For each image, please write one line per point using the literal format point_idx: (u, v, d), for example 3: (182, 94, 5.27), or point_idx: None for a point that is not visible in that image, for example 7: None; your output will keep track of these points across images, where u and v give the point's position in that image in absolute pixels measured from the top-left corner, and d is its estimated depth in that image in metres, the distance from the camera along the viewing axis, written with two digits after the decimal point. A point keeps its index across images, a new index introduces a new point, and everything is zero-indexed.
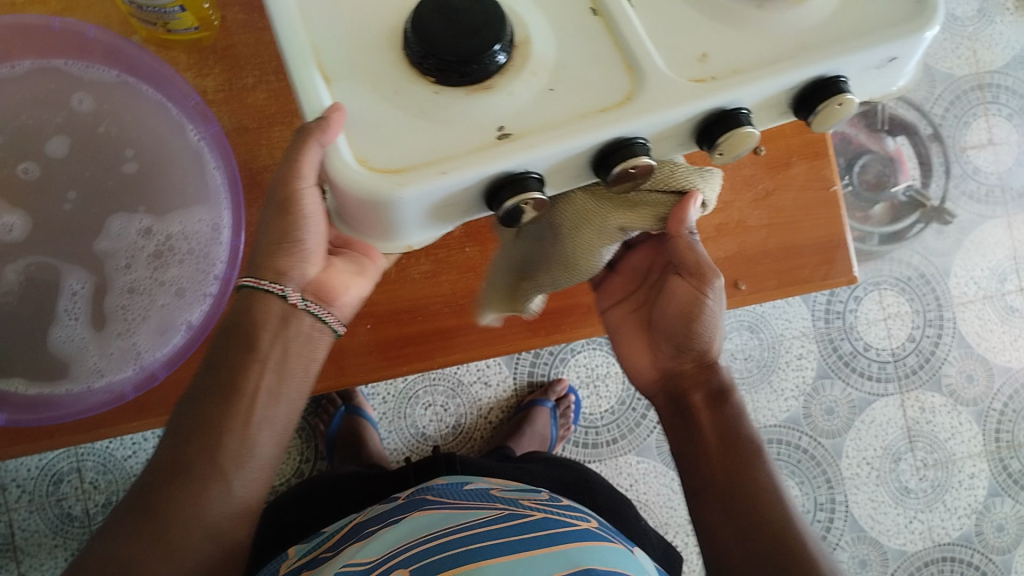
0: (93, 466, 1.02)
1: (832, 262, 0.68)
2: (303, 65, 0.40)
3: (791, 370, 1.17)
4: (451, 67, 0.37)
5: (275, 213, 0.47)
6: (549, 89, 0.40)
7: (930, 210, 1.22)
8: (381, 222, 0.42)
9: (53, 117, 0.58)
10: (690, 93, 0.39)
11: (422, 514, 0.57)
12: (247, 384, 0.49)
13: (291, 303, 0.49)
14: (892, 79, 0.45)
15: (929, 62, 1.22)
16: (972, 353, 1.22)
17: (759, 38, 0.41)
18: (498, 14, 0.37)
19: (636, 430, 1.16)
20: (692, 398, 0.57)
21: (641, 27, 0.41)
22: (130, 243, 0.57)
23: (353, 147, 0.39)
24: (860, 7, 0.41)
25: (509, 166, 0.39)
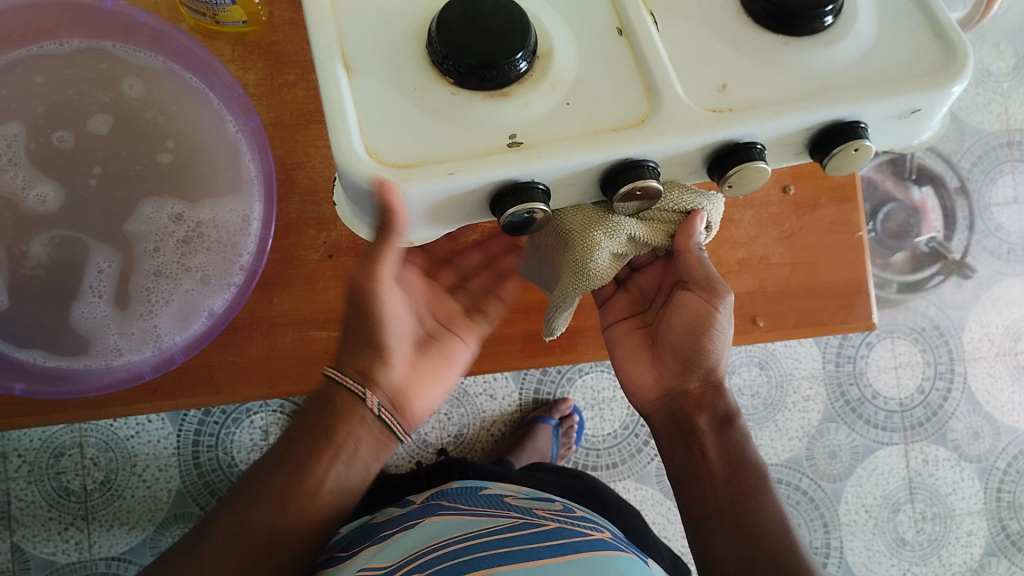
0: (95, 443, 1.03)
1: (851, 306, 0.68)
2: (329, 55, 0.42)
3: (796, 411, 1.17)
4: (473, 71, 0.40)
5: (359, 315, 0.49)
6: (566, 102, 0.42)
7: (949, 263, 1.22)
8: (385, 216, 0.45)
9: (101, 97, 0.59)
10: (705, 120, 0.42)
11: (438, 519, 0.57)
12: (318, 467, 0.51)
13: (370, 406, 0.50)
14: (919, 129, 0.47)
15: (960, 115, 1.22)
16: (980, 410, 1.21)
17: (784, 74, 0.43)
18: (521, 25, 0.40)
19: (637, 456, 1.16)
20: (697, 420, 0.57)
21: (665, 52, 0.43)
22: (160, 226, 0.58)
23: (366, 140, 0.41)
24: (885, 57, 0.44)
25: (515, 173, 0.41)
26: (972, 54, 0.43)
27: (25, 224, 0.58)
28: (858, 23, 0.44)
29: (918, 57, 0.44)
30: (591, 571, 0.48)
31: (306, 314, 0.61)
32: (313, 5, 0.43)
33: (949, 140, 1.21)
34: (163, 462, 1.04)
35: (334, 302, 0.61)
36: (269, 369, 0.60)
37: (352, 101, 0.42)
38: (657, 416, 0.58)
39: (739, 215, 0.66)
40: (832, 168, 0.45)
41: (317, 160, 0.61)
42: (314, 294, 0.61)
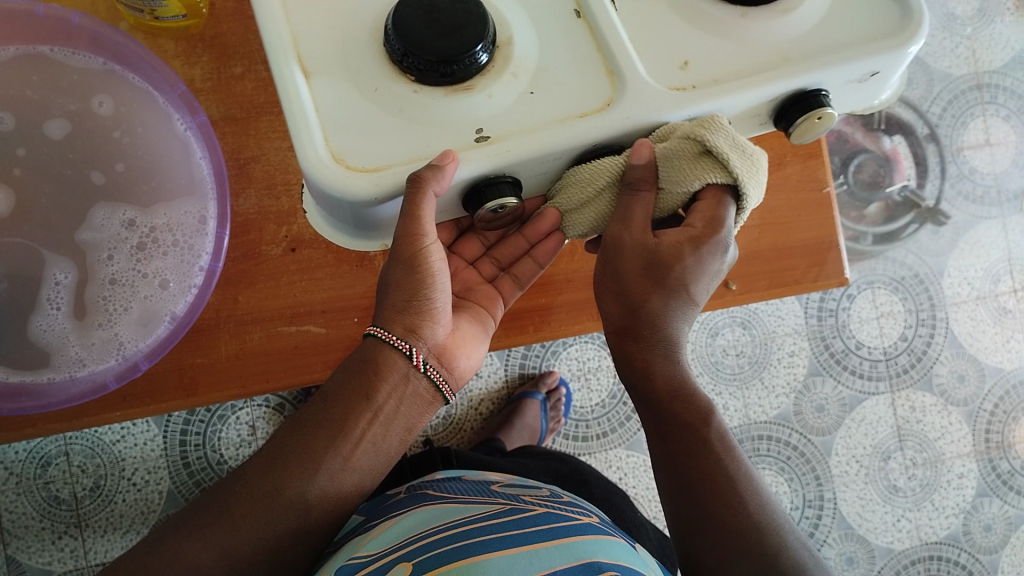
0: (81, 450, 1.02)
1: (822, 263, 0.67)
2: (284, 59, 0.41)
3: (782, 367, 1.17)
4: (434, 67, 0.39)
5: (404, 269, 0.47)
6: (530, 91, 0.42)
7: (923, 211, 1.21)
8: (359, 217, 0.45)
9: (67, 105, 0.58)
10: (670, 100, 0.42)
11: (426, 508, 0.56)
12: (356, 429, 0.48)
13: (416, 363, 0.49)
14: (878, 89, 0.48)
15: (928, 61, 1.21)
16: (964, 354, 1.22)
17: (743, 46, 0.43)
18: (478, 14, 0.39)
19: (626, 424, 1.16)
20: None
21: (624, 32, 0.43)
22: (112, 233, 0.57)
23: (330, 145, 0.41)
24: (847, 20, 0.43)
25: (486, 167, 0.41)
26: (926, 13, 0.43)
27: None
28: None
29: (876, 16, 0.44)
30: (581, 555, 0.48)
31: (276, 310, 0.60)
32: (263, 10, 0.42)
33: (916, 87, 1.21)
34: (152, 465, 1.03)
35: (301, 295, 0.60)
36: (240, 369, 0.59)
37: (314, 107, 0.41)
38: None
39: None
40: (796, 137, 0.45)
41: (273, 153, 0.60)
42: (278, 290, 0.60)
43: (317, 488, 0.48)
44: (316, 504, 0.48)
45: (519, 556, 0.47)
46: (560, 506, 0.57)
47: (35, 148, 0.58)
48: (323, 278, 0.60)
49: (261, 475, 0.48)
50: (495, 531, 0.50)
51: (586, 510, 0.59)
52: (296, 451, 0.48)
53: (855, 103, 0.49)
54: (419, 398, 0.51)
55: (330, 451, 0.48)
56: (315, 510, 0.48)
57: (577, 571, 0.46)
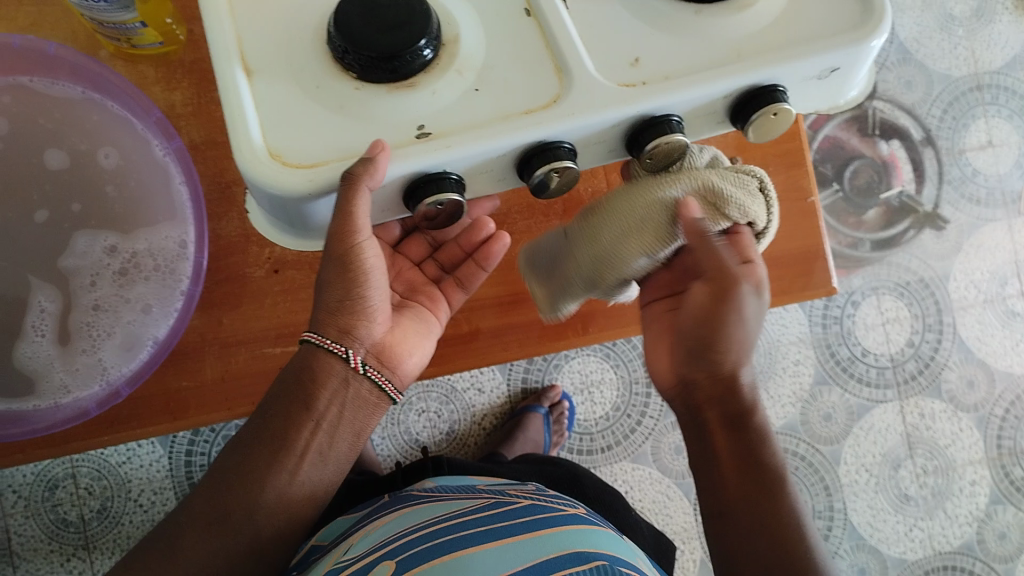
0: (87, 472, 1.03)
1: (810, 272, 0.67)
2: (226, 58, 0.41)
3: (787, 376, 1.16)
4: (375, 63, 0.39)
5: (336, 268, 0.47)
6: (474, 89, 0.42)
7: (922, 215, 1.20)
8: (298, 217, 0.45)
9: (79, 145, 0.59)
10: (617, 94, 0.42)
11: (410, 508, 0.57)
12: (299, 441, 0.49)
13: (353, 366, 0.50)
14: (844, 85, 0.47)
15: (926, 63, 1.20)
16: (973, 358, 1.21)
17: (697, 42, 0.43)
18: (421, 10, 0.39)
19: (631, 437, 1.15)
20: (708, 415, 0.51)
21: (575, 29, 0.43)
22: (96, 259, 0.58)
23: (269, 142, 0.41)
24: (805, 16, 0.43)
25: (425, 164, 0.41)
26: (887, 11, 0.43)
27: None
28: None
29: (836, 12, 0.43)
30: (566, 546, 0.47)
31: (261, 331, 0.60)
32: (210, 10, 0.42)
33: (915, 89, 1.20)
34: (158, 485, 1.04)
35: (286, 316, 0.60)
36: (225, 390, 0.59)
37: (254, 105, 0.41)
38: (674, 405, 0.54)
39: None
40: (753, 135, 0.45)
41: None
42: (262, 311, 0.60)
43: (265, 504, 0.48)
44: (265, 522, 0.48)
45: (504, 550, 0.47)
46: (545, 499, 0.58)
47: (36, 180, 0.59)
48: (306, 298, 0.60)
49: (212, 496, 0.48)
50: (477, 526, 0.50)
51: (570, 501, 0.60)
52: (241, 469, 0.48)
53: (821, 103, 0.48)
54: (362, 400, 0.51)
55: (274, 468, 0.48)
56: (265, 531, 0.49)
57: (563, 560, 0.46)
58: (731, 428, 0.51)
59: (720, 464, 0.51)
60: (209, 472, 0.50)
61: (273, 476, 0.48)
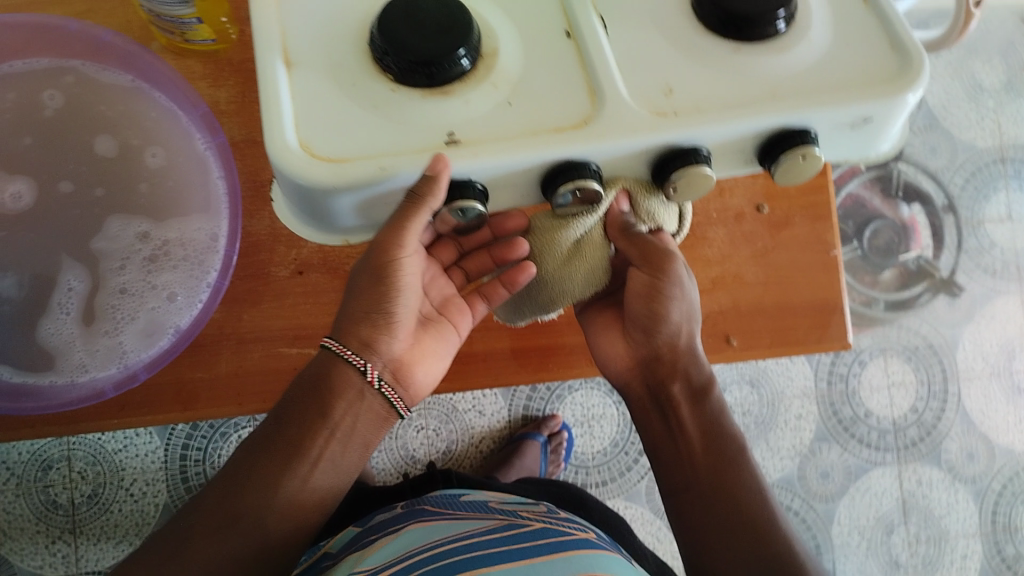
0: (82, 457, 1.03)
1: (825, 326, 0.67)
2: (268, 48, 0.42)
3: (788, 430, 1.16)
4: (413, 67, 0.40)
5: (369, 278, 0.49)
6: (507, 102, 0.42)
7: (937, 281, 1.21)
8: (320, 211, 0.44)
9: (131, 139, 0.60)
10: (648, 121, 0.41)
11: (426, 522, 0.57)
12: (312, 448, 0.50)
13: (370, 379, 0.51)
14: (876, 140, 0.46)
15: (952, 131, 1.22)
16: (975, 431, 1.20)
17: (737, 77, 0.42)
18: (465, 21, 0.40)
19: (626, 474, 1.15)
20: (672, 389, 0.58)
21: (613, 55, 0.43)
22: (126, 244, 0.59)
23: (299, 134, 0.41)
24: (847, 66, 0.43)
25: (449, 170, 0.41)
26: (926, 66, 0.42)
27: (7, 219, 0.59)
28: (813, 30, 0.43)
29: (872, 65, 0.43)
30: (583, 568, 0.48)
31: (277, 330, 0.61)
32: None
33: (939, 157, 1.21)
34: (151, 476, 1.04)
35: (305, 318, 0.61)
36: (238, 386, 0.60)
37: (290, 97, 0.41)
38: (634, 387, 0.60)
39: (713, 231, 0.67)
40: (782, 176, 0.44)
41: None
42: (282, 310, 0.61)
43: (276, 508, 0.49)
44: (276, 525, 0.49)
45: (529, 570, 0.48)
46: (558, 522, 0.58)
47: (80, 162, 0.60)
48: (325, 303, 0.62)
49: (222, 498, 0.49)
50: (500, 544, 0.51)
51: (582, 525, 0.59)
52: (253, 473, 0.49)
53: (851, 154, 0.47)
54: (375, 414, 0.53)
55: (288, 473, 0.49)
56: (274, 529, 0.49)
57: None
58: (692, 401, 0.58)
59: (684, 434, 0.57)
60: (219, 475, 0.51)
61: (286, 481, 0.49)
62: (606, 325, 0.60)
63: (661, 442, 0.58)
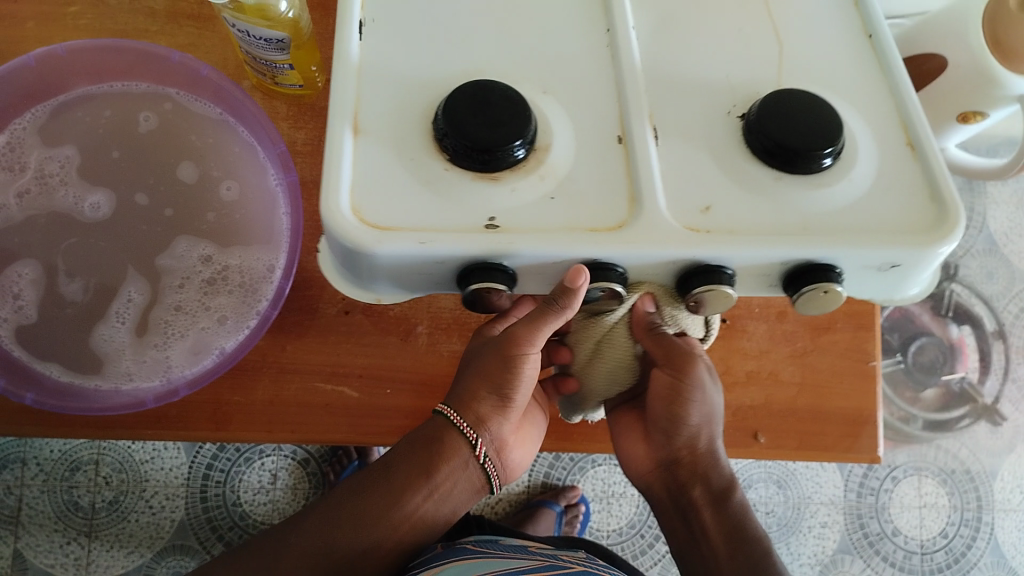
0: (110, 462, 1.06)
1: (857, 434, 0.67)
2: (341, 114, 0.45)
3: (811, 536, 1.14)
4: (469, 152, 0.43)
5: (497, 361, 0.52)
6: (550, 196, 0.44)
7: (980, 406, 1.18)
8: (360, 270, 0.46)
9: (211, 170, 0.63)
10: (680, 233, 0.43)
11: (468, 556, 0.58)
12: (411, 501, 0.55)
13: (477, 453, 0.55)
14: (902, 284, 0.47)
15: (1011, 258, 1.21)
16: (1005, 565, 1.16)
17: (771, 205, 0.45)
18: (522, 117, 0.43)
19: (640, 557, 1.14)
20: (692, 494, 0.58)
21: (657, 167, 0.46)
22: (189, 264, 0.61)
23: (353, 198, 0.43)
24: (878, 209, 0.45)
25: (483, 252, 0.43)
26: (961, 219, 0.44)
27: (83, 226, 0.63)
28: (855, 170, 0.46)
29: (909, 213, 0.45)
30: None
31: (316, 365, 0.63)
32: (341, 68, 0.46)
33: (996, 282, 1.20)
34: (171, 491, 1.05)
35: (344, 357, 0.63)
36: (271, 414, 0.62)
37: (353, 161, 0.44)
38: (655, 488, 0.60)
39: (752, 326, 0.68)
40: (801, 305, 0.45)
41: None
42: (324, 347, 0.63)
43: (372, 542, 0.55)
44: (367, 558, 0.55)
45: None
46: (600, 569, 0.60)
47: (159, 183, 0.64)
48: (365, 345, 0.64)
49: (320, 528, 0.56)
50: None
51: None
52: (351, 515, 0.55)
53: (877, 292, 0.48)
54: (472, 482, 0.57)
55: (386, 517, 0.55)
56: None
57: None
58: (714, 505, 0.57)
59: (709, 539, 0.57)
60: (320, 505, 0.57)
61: (381, 523, 0.55)
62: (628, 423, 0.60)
63: (686, 545, 0.58)
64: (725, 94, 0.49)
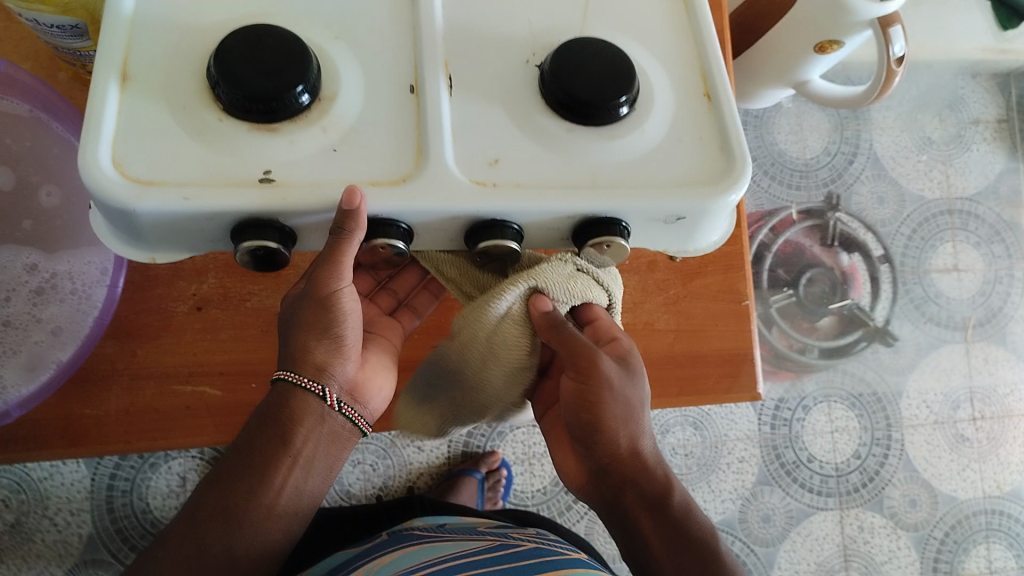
0: (6, 485, 1.00)
1: (735, 375, 0.67)
2: (107, 66, 0.43)
3: (730, 472, 1.15)
4: (244, 103, 0.42)
5: (316, 308, 0.47)
6: (332, 149, 0.44)
7: (872, 329, 1.21)
8: (128, 227, 0.44)
9: (30, 175, 0.60)
10: (465, 189, 0.44)
11: (413, 546, 0.57)
12: (276, 477, 0.48)
13: (330, 403, 0.49)
14: (694, 232, 0.50)
15: (901, 181, 1.23)
16: (918, 477, 1.19)
17: (563, 155, 0.45)
18: (300, 64, 0.42)
19: (566, 514, 1.13)
20: (625, 502, 0.50)
21: (448, 116, 0.45)
22: (13, 275, 0.57)
23: (115, 151, 0.42)
24: (666, 159, 0.46)
25: (254, 206, 0.42)
26: (746, 170, 0.46)
27: None
28: (648, 121, 0.47)
29: (695, 164, 0.47)
30: None
31: (170, 367, 0.60)
32: (112, 19, 0.44)
33: (886, 206, 1.22)
34: (76, 506, 1.01)
35: (200, 355, 0.60)
36: (127, 423, 0.59)
37: (117, 113, 0.43)
38: (591, 502, 0.53)
39: (624, 279, 0.67)
40: (592, 254, 0.47)
41: None
42: (178, 346, 0.60)
43: (243, 542, 0.47)
44: (242, 552, 0.47)
45: None
46: (546, 544, 0.59)
47: None
48: (223, 339, 0.61)
49: (184, 523, 0.47)
50: (498, 561, 0.52)
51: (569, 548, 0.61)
52: (215, 500, 0.47)
53: (670, 242, 0.51)
54: (335, 435, 0.51)
55: (252, 499, 0.47)
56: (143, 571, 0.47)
57: None
58: (650, 511, 0.50)
59: (651, 551, 0.49)
60: (179, 514, 0.48)
61: (250, 505, 0.47)
62: (562, 439, 0.56)
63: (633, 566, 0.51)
64: (527, 43, 0.48)
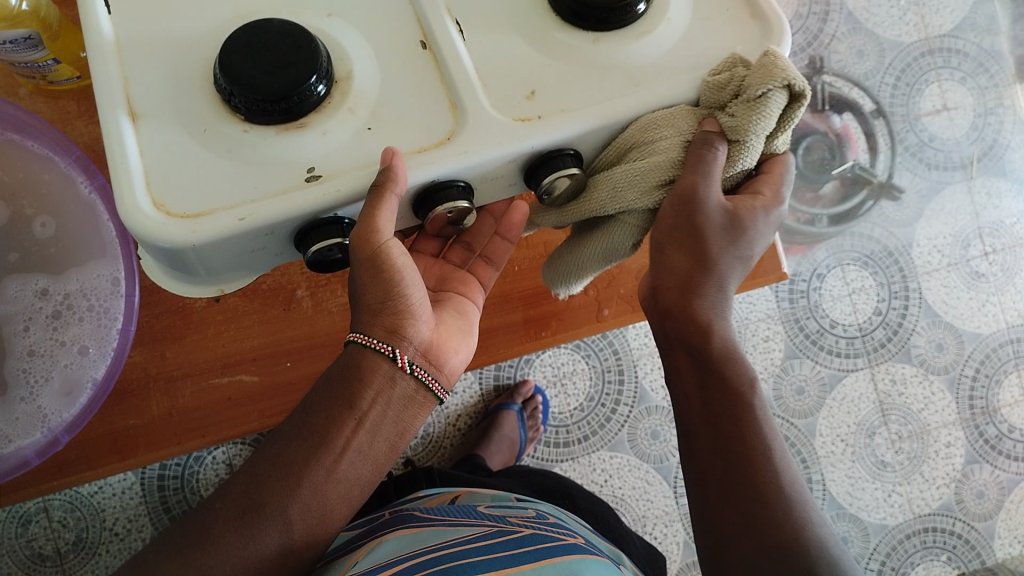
0: (59, 506, 1.01)
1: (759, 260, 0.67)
2: (111, 104, 0.41)
3: (758, 353, 1.15)
4: (263, 106, 0.39)
5: (369, 270, 0.44)
6: (367, 127, 0.42)
7: (876, 186, 1.21)
8: (186, 266, 0.43)
9: (24, 207, 0.58)
10: (511, 131, 0.42)
11: (410, 530, 0.54)
12: (339, 438, 0.47)
13: (400, 364, 0.48)
14: None
15: (876, 30, 1.21)
16: (941, 322, 1.20)
17: (595, 72, 0.43)
18: (309, 50, 0.39)
19: (607, 426, 1.14)
20: None
21: (470, 62, 0.43)
22: (27, 304, 0.57)
23: (151, 194, 0.40)
24: (699, 45, 0.44)
25: (315, 208, 0.41)
26: (784, 34, 0.44)
27: None
28: (671, 9, 0.44)
29: (732, 39, 0.44)
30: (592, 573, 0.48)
31: (201, 363, 0.60)
32: (94, 51, 0.42)
33: (868, 58, 1.20)
34: (132, 513, 1.02)
35: (228, 347, 0.60)
36: (173, 425, 0.59)
37: (139, 154, 0.41)
38: None
39: None
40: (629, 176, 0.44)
41: None
42: (203, 343, 0.60)
43: (293, 505, 0.47)
44: (300, 517, 0.47)
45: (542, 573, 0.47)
46: (545, 527, 0.56)
47: None
48: (250, 325, 0.60)
49: (246, 486, 0.48)
50: (493, 551, 0.49)
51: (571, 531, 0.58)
52: (279, 463, 0.48)
53: None
54: (409, 399, 0.50)
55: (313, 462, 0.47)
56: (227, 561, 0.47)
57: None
58: None
59: None
60: (240, 471, 0.49)
61: (310, 474, 0.47)
62: None
63: None
64: None
